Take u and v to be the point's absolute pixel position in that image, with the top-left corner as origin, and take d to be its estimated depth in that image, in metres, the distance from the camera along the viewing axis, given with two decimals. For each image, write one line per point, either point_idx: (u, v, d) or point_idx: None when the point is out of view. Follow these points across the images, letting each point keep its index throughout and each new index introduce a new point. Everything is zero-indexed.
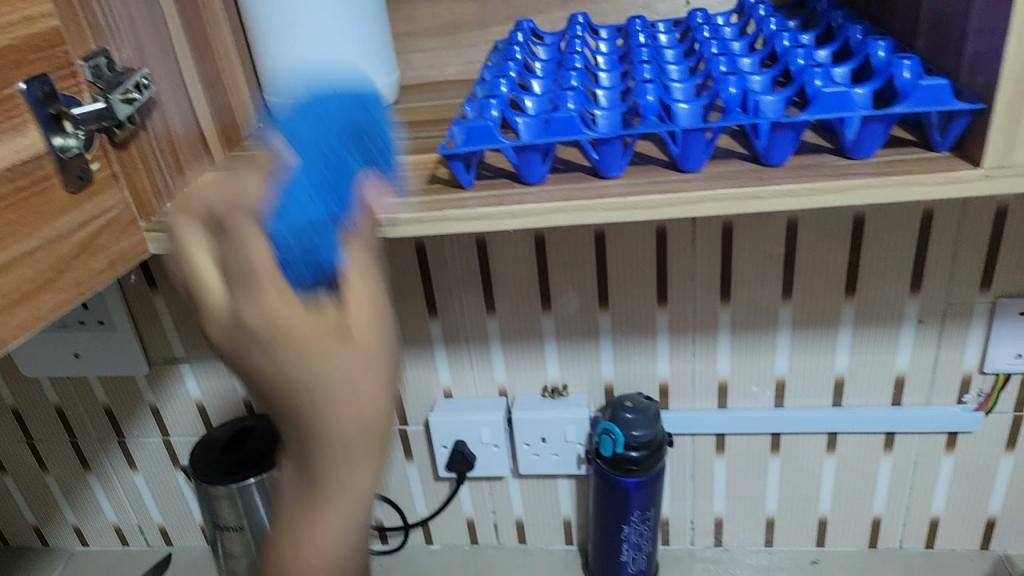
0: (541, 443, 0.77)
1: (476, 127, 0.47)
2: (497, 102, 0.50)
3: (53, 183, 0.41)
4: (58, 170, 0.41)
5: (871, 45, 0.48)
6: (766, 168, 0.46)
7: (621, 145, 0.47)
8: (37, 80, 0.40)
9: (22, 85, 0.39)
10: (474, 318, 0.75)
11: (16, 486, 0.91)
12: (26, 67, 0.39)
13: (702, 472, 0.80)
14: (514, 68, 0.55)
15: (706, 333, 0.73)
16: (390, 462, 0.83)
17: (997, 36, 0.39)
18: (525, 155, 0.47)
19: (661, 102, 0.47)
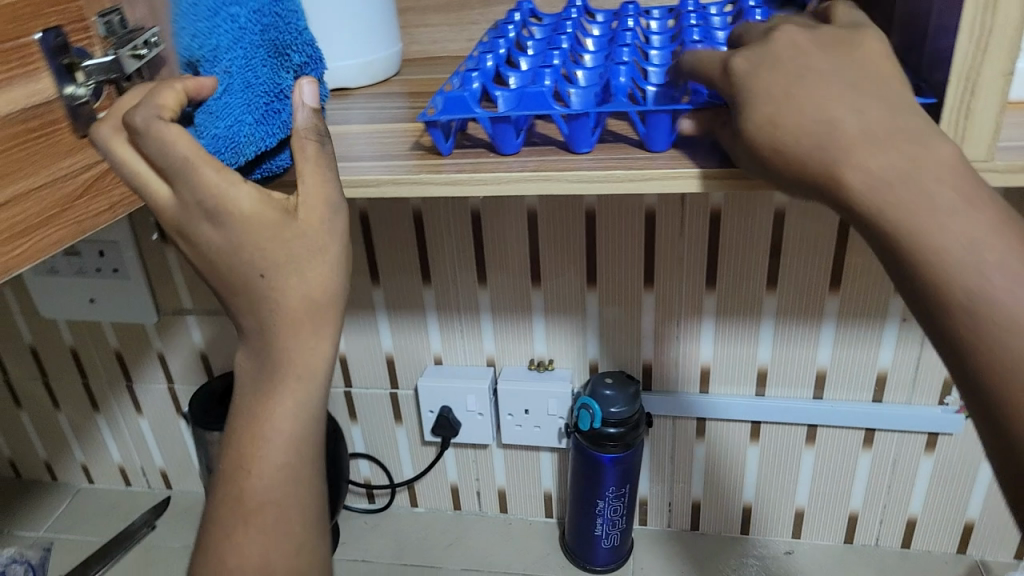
0: (524, 414, 0.79)
1: (454, 97, 0.48)
2: (479, 76, 0.51)
3: (62, 127, 0.38)
4: (68, 117, 0.38)
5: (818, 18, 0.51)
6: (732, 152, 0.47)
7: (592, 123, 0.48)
8: (51, 33, 0.36)
9: (39, 36, 0.36)
10: (465, 289, 0.78)
11: (31, 422, 0.96)
12: (42, 18, 0.36)
13: (682, 455, 0.81)
14: (505, 45, 0.57)
15: (691, 318, 0.75)
16: (380, 423, 0.86)
17: (953, 32, 0.40)
18: (499, 126, 0.49)
19: (633, 83, 0.49)
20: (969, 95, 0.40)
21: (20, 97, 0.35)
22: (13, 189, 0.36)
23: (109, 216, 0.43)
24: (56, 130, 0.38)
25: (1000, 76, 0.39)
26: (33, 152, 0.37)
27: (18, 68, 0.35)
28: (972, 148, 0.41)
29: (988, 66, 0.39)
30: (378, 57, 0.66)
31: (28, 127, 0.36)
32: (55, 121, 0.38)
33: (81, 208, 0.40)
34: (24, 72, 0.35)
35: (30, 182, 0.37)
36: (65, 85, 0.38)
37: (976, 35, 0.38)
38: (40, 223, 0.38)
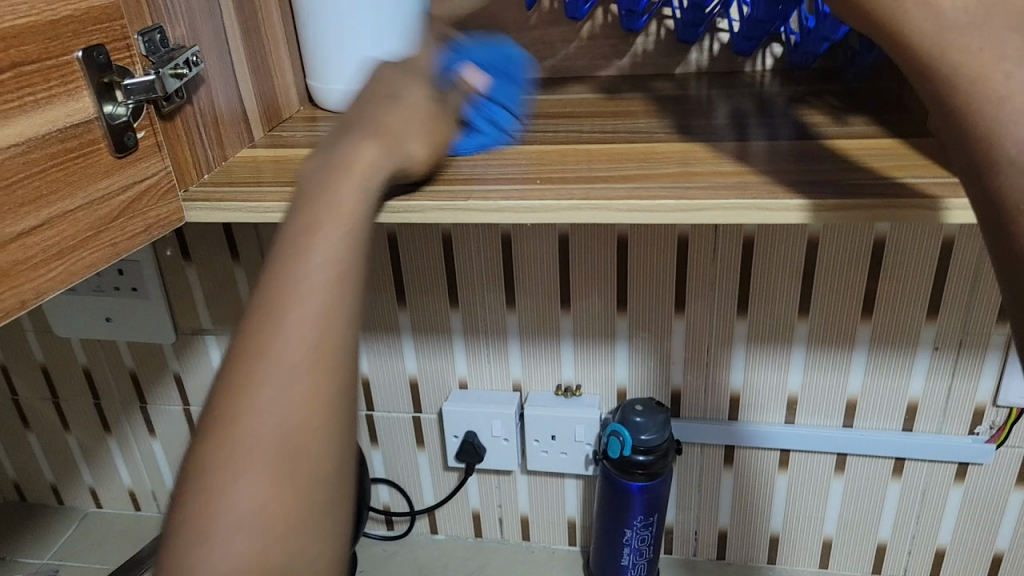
0: (551, 440, 0.78)
1: None
2: None
3: (100, 146, 0.43)
4: (107, 136, 0.43)
5: None
6: (788, 180, 0.47)
7: None
8: (92, 50, 0.42)
9: (81, 53, 0.41)
10: (493, 313, 0.77)
11: (39, 443, 0.94)
12: (85, 38, 0.42)
13: (709, 483, 0.80)
14: None
15: (721, 344, 0.74)
16: (402, 448, 0.85)
17: None
18: None
19: None
20: None
21: (60, 115, 0.40)
22: (51, 210, 0.40)
23: (145, 236, 0.47)
24: (95, 150, 0.42)
25: None
26: (71, 172, 0.41)
27: (61, 86, 0.40)
28: None
29: None
30: None
31: (69, 147, 0.41)
32: (93, 141, 0.42)
33: (115, 231, 0.44)
34: (66, 89, 0.40)
35: (72, 201, 0.41)
36: (105, 104, 0.43)
37: None
38: (76, 244, 0.41)
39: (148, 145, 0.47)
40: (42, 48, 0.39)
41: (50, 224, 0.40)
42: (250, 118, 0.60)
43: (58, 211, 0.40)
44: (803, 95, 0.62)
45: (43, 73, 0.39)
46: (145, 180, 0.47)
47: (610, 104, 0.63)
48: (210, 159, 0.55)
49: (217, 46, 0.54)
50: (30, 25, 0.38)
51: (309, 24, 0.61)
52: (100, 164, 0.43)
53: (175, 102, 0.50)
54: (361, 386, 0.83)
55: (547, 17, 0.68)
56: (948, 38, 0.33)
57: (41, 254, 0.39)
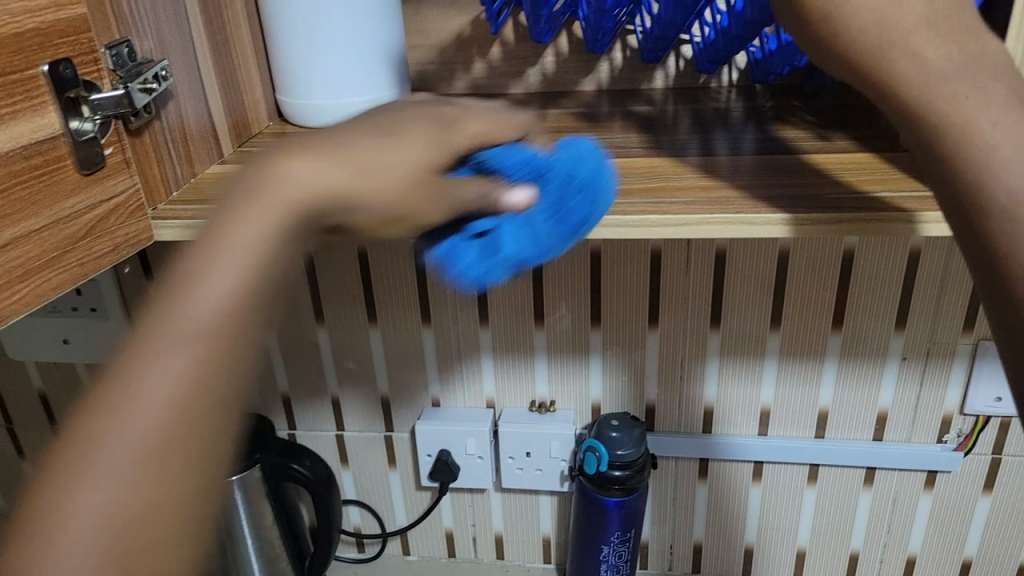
0: (525, 457, 0.78)
1: None
2: None
3: (66, 164, 0.41)
4: (73, 153, 0.41)
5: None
6: (764, 196, 0.47)
7: None
8: (60, 64, 0.40)
9: (48, 67, 0.40)
10: (466, 329, 0.76)
11: None
12: (52, 51, 0.40)
13: (684, 496, 0.80)
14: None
15: (695, 357, 0.74)
16: (373, 468, 0.83)
17: None
18: None
19: None
20: None
21: (24, 132, 0.38)
22: (15, 230, 0.38)
23: (113, 256, 0.45)
24: (61, 167, 0.41)
25: None
26: (36, 191, 0.39)
27: (26, 102, 0.38)
28: None
29: None
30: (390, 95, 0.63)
31: (34, 165, 0.39)
32: (59, 158, 0.41)
33: (80, 252, 0.42)
34: (31, 105, 0.39)
35: (37, 221, 0.39)
36: (71, 120, 0.41)
37: None
38: (40, 266, 0.39)
39: (115, 161, 0.45)
40: (4, 62, 0.37)
41: (13, 246, 0.38)
42: (219, 135, 0.58)
43: (22, 231, 0.38)
44: (773, 110, 0.62)
45: (8, 87, 0.37)
46: (112, 198, 0.45)
47: (583, 118, 0.63)
48: (179, 176, 0.53)
49: (186, 59, 0.53)
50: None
51: (281, 40, 0.60)
52: (66, 182, 0.41)
53: (143, 118, 0.48)
54: (331, 407, 0.81)
55: (518, 33, 0.68)
56: (930, 71, 0.33)
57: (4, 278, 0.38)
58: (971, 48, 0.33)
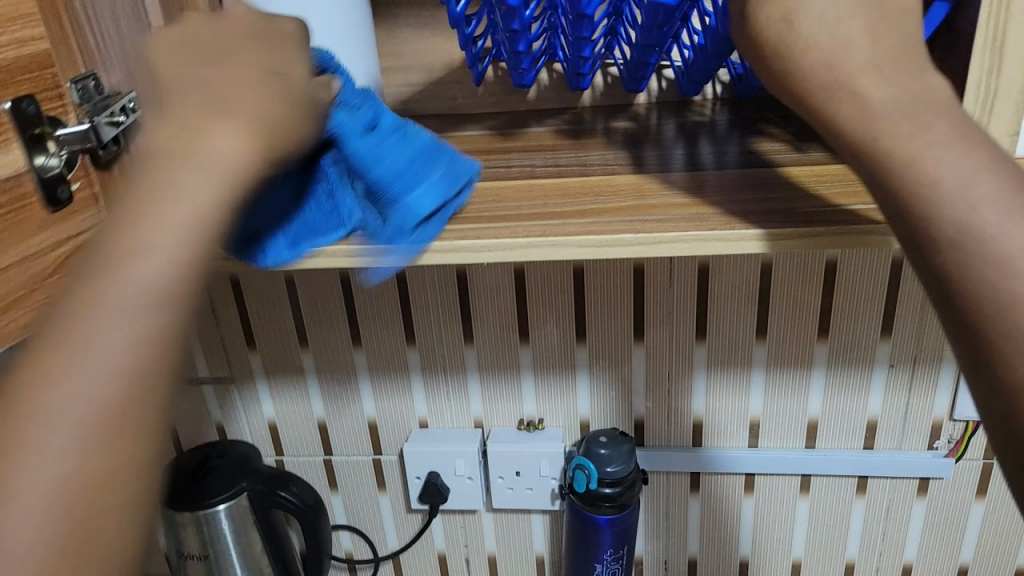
0: (515, 476, 0.77)
1: None
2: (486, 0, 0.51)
3: (32, 201, 0.41)
4: (38, 189, 0.42)
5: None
6: (739, 212, 0.47)
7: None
8: (22, 101, 0.40)
9: (10, 104, 0.40)
10: (452, 349, 0.75)
11: None
12: (13, 88, 0.40)
13: (677, 511, 0.80)
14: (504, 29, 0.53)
15: (682, 371, 0.74)
16: (362, 491, 0.82)
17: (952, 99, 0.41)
18: None
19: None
20: None
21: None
22: None
23: None
24: (26, 204, 0.41)
25: (1005, 135, 0.41)
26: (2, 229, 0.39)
27: None
28: None
29: (994, 127, 0.41)
30: None
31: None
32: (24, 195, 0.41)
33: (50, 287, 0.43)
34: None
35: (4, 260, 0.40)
36: (36, 156, 0.41)
37: (981, 98, 0.40)
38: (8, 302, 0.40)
39: (83, 197, 0.45)
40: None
41: None
42: None
43: None
44: (751, 122, 0.62)
45: None
46: (82, 234, 0.45)
47: (560, 136, 0.62)
48: None
49: None
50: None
51: None
52: (33, 219, 0.42)
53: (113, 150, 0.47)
54: (318, 431, 0.80)
55: None
56: (871, 111, 0.34)
57: None
58: (909, 88, 0.34)
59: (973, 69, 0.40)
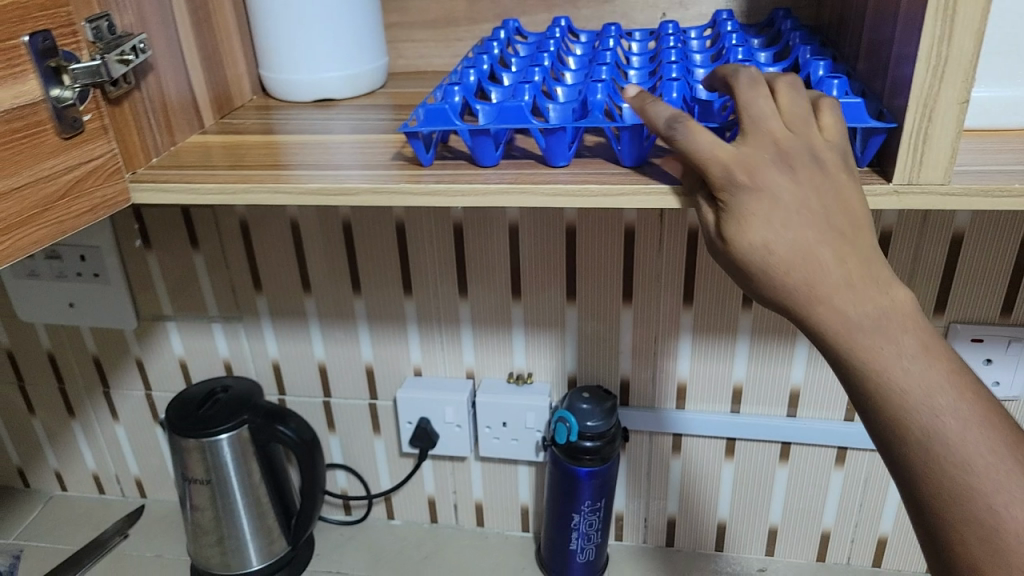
0: (502, 427, 0.80)
1: (435, 109, 0.49)
2: (475, 72, 0.55)
3: (46, 128, 0.43)
4: (53, 117, 0.44)
5: (668, 87, 0.49)
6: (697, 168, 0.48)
7: (569, 138, 0.48)
8: (39, 36, 0.42)
9: (28, 38, 0.41)
10: (447, 302, 0.78)
11: (4, 426, 0.96)
12: (31, 23, 0.42)
13: (658, 470, 0.82)
14: (487, 60, 0.57)
15: (668, 335, 0.75)
16: (358, 433, 0.87)
17: (906, 64, 0.42)
18: (478, 138, 0.49)
19: (609, 102, 0.49)
20: (926, 121, 0.41)
21: (6, 97, 0.40)
22: None
23: (90, 215, 0.47)
24: (41, 130, 0.43)
25: (954, 104, 0.41)
26: (17, 151, 0.41)
27: (7, 69, 0.40)
28: (929, 173, 0.42)
29: (943, 95, 0.41)
30: (364, 70, 0.66)
31: (15, 128, 0.41)
32: (39, 122, 0.43)
33: (61, 209, 0.44)
34: (12, 73, 0.41)
35: (18, 178, 0.41)
36: (51, 88, 0.43)
37: (933, 66, 0.40)
38: (22, 221, 0.42)
39: (94, 127, 0.47)
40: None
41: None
42: (200, 106, 0.60)
43: (5, 187, 0.40)
44: None
45: None
46: (91, 161, 0.47)
47: None
48: (158, 143, 0.55)
49: (168, 34, 0.55)
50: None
51: (262, 16, 0.63)
52: (47, 144, 0.43)
53: (122, 87, 0.50)
54: (318, 373, 0.84)
55: (493, 11, 0.68)
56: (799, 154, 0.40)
57: None
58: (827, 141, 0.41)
59: (924, 39, 0.39)
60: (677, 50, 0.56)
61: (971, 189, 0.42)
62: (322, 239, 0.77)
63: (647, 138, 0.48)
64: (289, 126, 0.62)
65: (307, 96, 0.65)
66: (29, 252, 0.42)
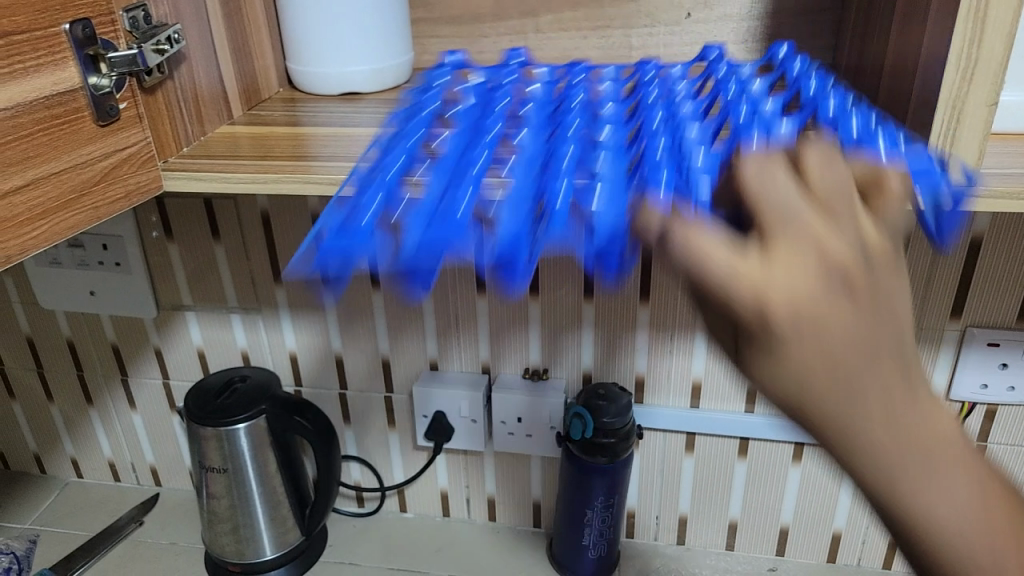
0: (517, 422, 0.81)
1: (337, 246, 0.39)
2: (400, 163, 0.47)
3: (84, 115, 0.44)
4: (90, 105, 0.44)
5: (647, 162, 0.43)
6: None
7: (529, 260, 0.37)
8: (79, 24, 0.43)
9: (68, 26, 0.42)
10: (465, 297, 0.78)
11: (23, 412, 0.97)
12: (73, 12, 0.43)
13: (671, 469, 0.82)
14: (425, 127, 0.53)
15: (684, 334, 0.76)
16: (373, 426, 0.88)
17: (935, 67, 0.42)
18: (404, 275, 0.37)
19: (574, 207, 0.40)
20: (955, 122, 0.42)
21: (47, 84, 0.41)
22: (37, 171, 0.41)
23: (125, 202, 0.48)
24: (80, 117, 0.44)
25: (983, 106, 0.41)
26: (55, 137, 0.42)
27: (49, 57, 0.41)
28: (956, 175, 0.43)
29: (972, 96, 0.41)
30: (390, 65, 0.66)
31: (55, 114, 0.42)
32: (78, 109, 0.43)
33: (98, 195, 0.45)
34: (53, 59, 0.41)
35: (57, 164, 0.42)
36: (89, 76, 0.44)
37: (963, 69, 0.40)
38: (60, 206, 0.42)
39: (129, 116, 0.48)
40: (31, 18, 0.40)
41: (37, 184, 0.41)
42: (230, 96, 0.61)
43: (44, 172, 0.41)
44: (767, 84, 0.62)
45: (32, 43, 0.40)
46: (126, 149, 0.48)
47: None
48: (189, 133, 0.56)
49: (201, 25, 0.56)
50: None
51: (292, 11, 0.64)
52: (85, 131, 0.44)
53: (156, 77, 0.51)
54: (335, 365, 0.85)
55: (518, 8, 0.69)
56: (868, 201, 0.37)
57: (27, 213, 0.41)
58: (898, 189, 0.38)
59: (954, 41, 0.40)
60: (658, 108, 0.53)
61: (998, 192, 0.43)
62: None
63: (628, 252, 0.38)
64: (315, 118, 0.62)
65: (333, 89, 0.66)
66: (66, 236, 0.43)
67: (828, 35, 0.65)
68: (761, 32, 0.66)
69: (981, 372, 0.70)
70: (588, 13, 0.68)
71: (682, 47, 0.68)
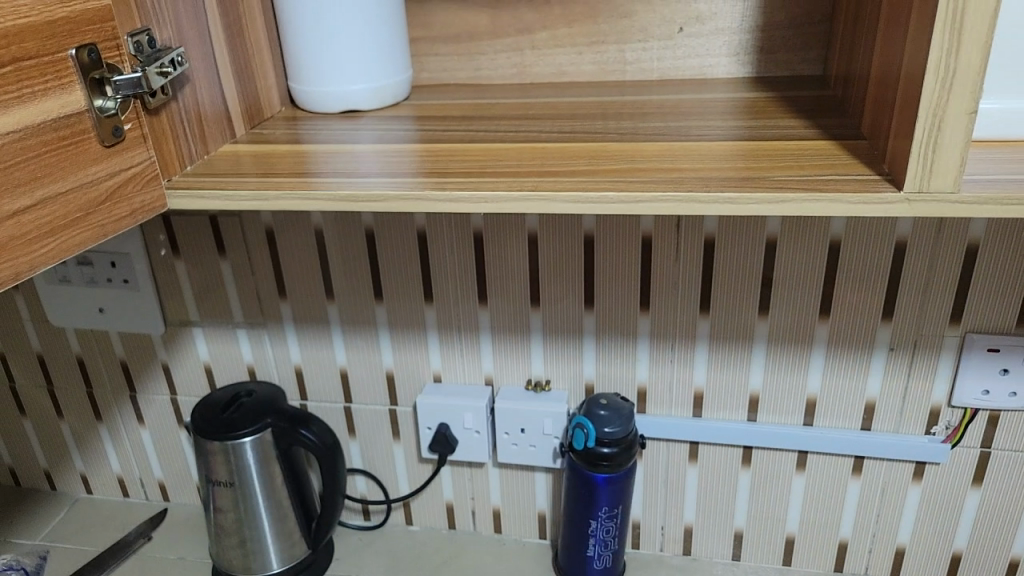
0: (520, 433, 0.81)
1: None
2: None
3: (90, 137, 0.45)
4: (96, 126, 0.45)
5: None
6: (711, 171, 0.49)
7: None
8: (85, 49, 0.44)
9: (74, 52, 0.43)
10: (467, 309, 0.79)
11: (33, 429, 0.98)
12: (80, 37, 0.44)
13: (675, 478, 0.83)
14: None
15: (685, 345, 0.76)
16: (378, 439, 0.88)
17: (919, 75, 0.43)
18: None
19: None
20: (936, 130, 0.42)
21: (54, 107, 0.42)
22: (44, 191, 0.42)
23: (130, 220, 0.49)
24: (86, 139, 0.45)
25: (963, 114, 0.42)
26: (61, 158, 0.43)
27: (56, 81, 0.43)
28: (939, 182, 0.43)
29: (952, 105, 0.42)
30: (389, 83, 0.68)
31: (62, 135, 0.43)
32: (85, 131, 0.45)
33: (103, 213, 0.46)
34: (60, 84, 0.43)
35: (64, 183, 0.43)
36: (95, 99, 0.45)
37: (942, 78, 0.41)
38: (66, 224, 0.44)
39: (134, 136, 0.49)
40: (40, 44, 0.41)
41: (45, 203, 0.42)
42: (233, 117, 0.63)
43: (51, 192, 0.42)
44: (758, 96, 0.63)
45: (40, 69, 0.41)
46: (131, 168, 0.49)
47: (570, 105, 0.65)
48: (193, 152, 0.57)
49: (203, 48, 0.58)
50: (30, 24, 0.40)
51: (293, 32, 0.65)
52: (90, 152, 0.45)
53: (160, 98, 0.52)
54: (340, 378, 0.86)
55: (513, 25, 0.70)
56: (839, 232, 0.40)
57: (34, 230, 0.42)
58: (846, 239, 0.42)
59: (932, 51, 0.41)
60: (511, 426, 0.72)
61: (982, 198, 0.43)
62: (344, 247, 0.78)
63: None
64: (315, 136, 0.63)
65: (334, 107, 0.67)
66: (74, 253, 0.44)
67: (819, 46, 0.66)
68: (752, 44, 0.67)
69: (980, 379, 0.70)
70: (583, 29, 0.70)
71: (676, 61, 0.69)
